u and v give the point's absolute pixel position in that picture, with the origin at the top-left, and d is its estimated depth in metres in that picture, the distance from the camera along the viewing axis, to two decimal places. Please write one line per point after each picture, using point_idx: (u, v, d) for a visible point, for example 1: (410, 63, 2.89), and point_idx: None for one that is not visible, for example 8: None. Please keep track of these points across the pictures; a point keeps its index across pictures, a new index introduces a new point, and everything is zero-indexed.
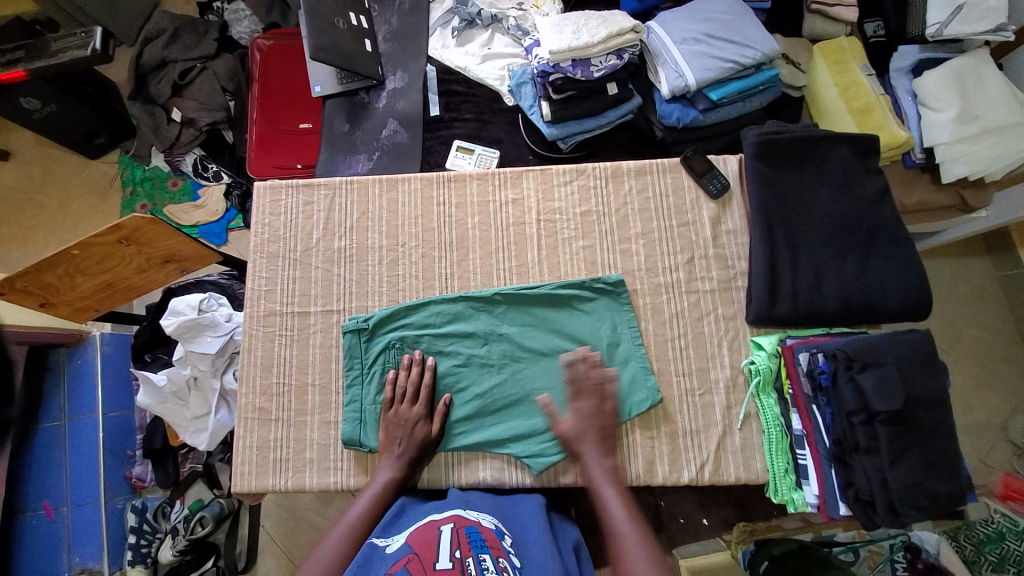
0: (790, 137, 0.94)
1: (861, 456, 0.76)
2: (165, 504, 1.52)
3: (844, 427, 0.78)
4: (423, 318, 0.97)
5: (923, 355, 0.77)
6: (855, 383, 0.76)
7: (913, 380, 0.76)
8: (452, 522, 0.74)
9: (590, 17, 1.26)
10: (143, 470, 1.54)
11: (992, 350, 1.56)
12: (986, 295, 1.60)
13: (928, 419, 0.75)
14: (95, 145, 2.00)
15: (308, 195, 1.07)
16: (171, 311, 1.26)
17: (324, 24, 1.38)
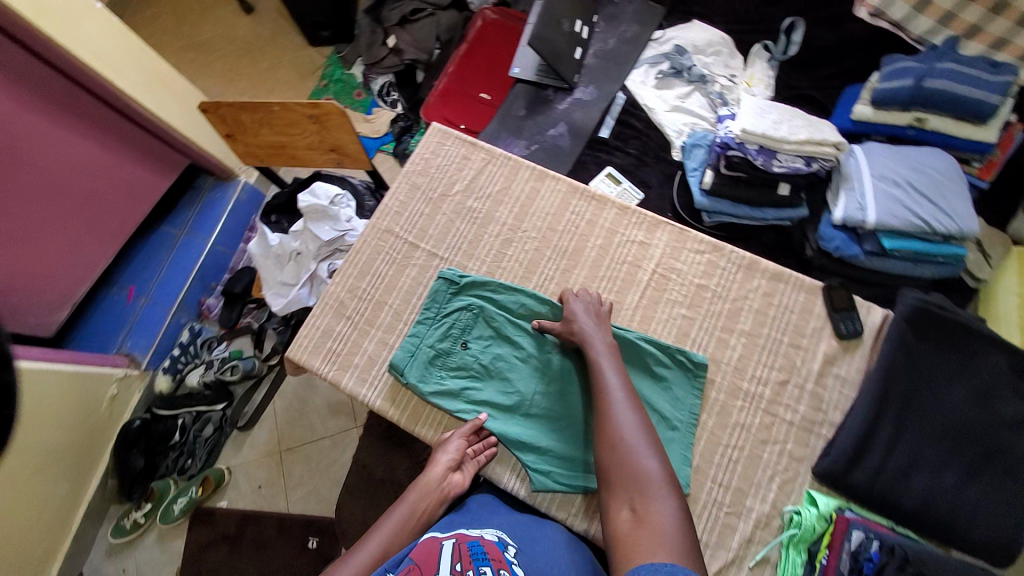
0: (948, 321, 0.87)
1: None
2: (214, 339, 1.67)
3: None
4: (508, 299, 1.01)
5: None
6: None
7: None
8: (454, 538, 0.73)
9: (797, 116, 1.25)
10: (214, 303, 1.71)
11: None
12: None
13: None
14: (320, 37, 2.32)
15: (468, 152, 1.16)
16: (310, 192, 1.43)
17: (552, 19, 1.50)
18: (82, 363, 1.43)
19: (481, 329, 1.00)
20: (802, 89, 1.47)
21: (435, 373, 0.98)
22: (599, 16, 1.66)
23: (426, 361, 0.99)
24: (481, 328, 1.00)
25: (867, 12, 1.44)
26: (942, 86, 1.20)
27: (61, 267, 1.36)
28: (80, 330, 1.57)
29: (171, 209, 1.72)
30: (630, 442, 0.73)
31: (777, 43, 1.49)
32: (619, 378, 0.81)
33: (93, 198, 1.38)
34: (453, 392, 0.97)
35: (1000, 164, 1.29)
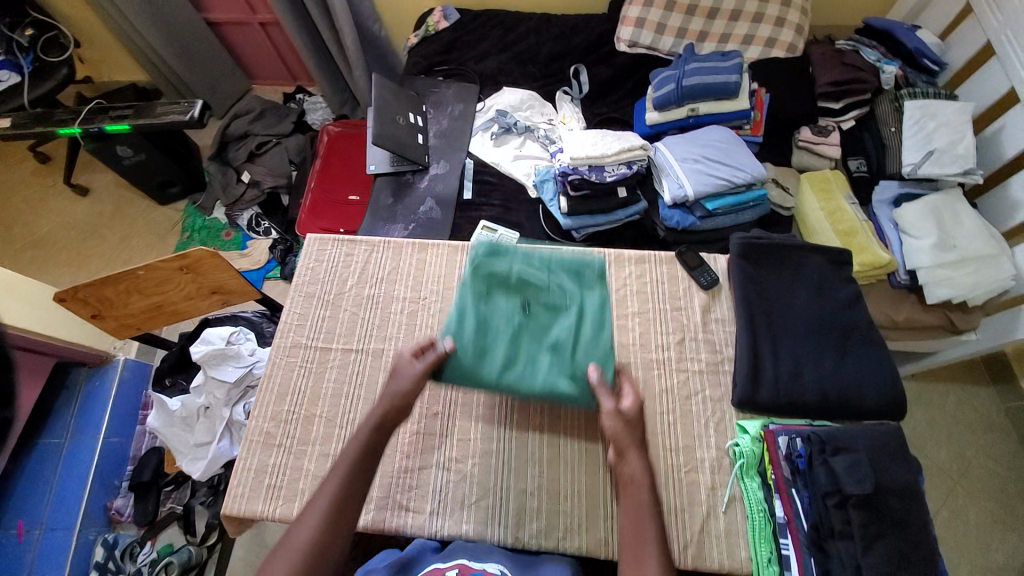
0: (771, 243, 1.09)
1: (837, 541, 0.81)
2: (135, 544, 1.44)
3: (820, 510, 0.83)
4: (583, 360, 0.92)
5: (889, 448, 0.85)
6: (828, 466, 0.83)
7: (885, 468, 0.83)
8: (456, 568, 0.79)
9: (608, 134, 1.52)
10: (125, 503, 1.51)
11: (971, 474, 1.64)
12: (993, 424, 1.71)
13: (899, 508, 0.81)
14: (170, 194, 2.31)
15: (349, 248, 1.23)
16: (202, 340, 1.38)
17: (386, 118, 1.68)
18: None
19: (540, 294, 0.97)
20: (605, 114, 1.80)
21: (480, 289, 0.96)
22: (427, 105, 1.88)
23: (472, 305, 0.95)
24: (536, 317, 0.96)
25: (626, 45, 1.81)
26: (695, 82, 1.55)
27: None
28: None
29: (45, 418, 1.50)
30: None
31: (573, 87, 1.82)
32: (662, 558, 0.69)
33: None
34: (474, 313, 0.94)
35: (762, 119, 1.65)
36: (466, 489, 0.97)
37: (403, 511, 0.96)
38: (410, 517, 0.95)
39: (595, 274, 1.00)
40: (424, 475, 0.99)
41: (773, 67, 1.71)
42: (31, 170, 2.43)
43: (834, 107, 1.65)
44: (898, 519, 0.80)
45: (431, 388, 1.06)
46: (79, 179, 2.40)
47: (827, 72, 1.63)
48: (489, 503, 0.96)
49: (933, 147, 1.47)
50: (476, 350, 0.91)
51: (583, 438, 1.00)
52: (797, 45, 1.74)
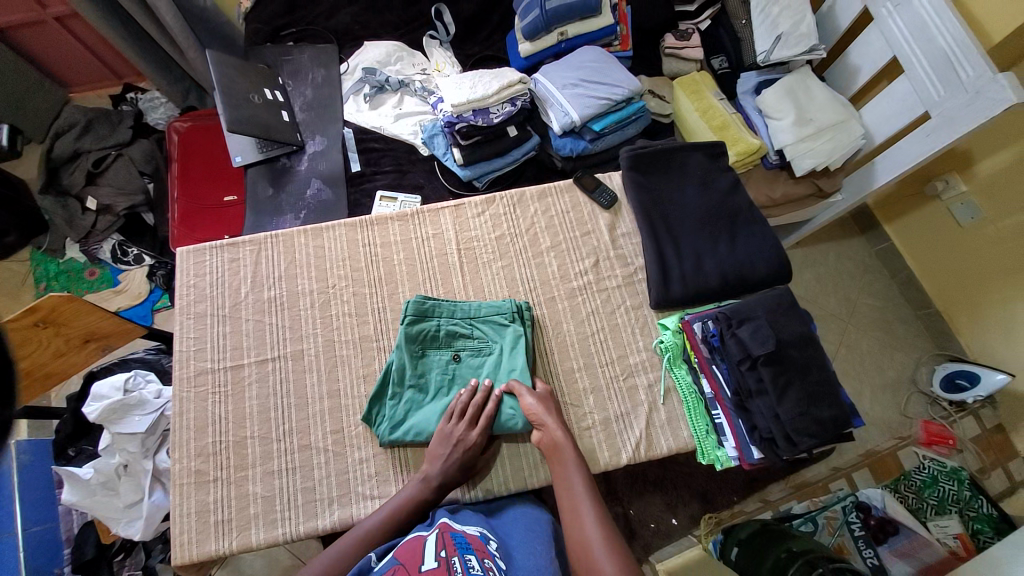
0: (655, 149, 1.14)
1: (756, 399, 0.91)
2: None
3: (738, 377, 0.94)
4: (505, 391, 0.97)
5: (782, 309, 0.95)
6: (737, 337, 0.93)
7: (784, 326, 0.94)
8: (437, 530, 0.80)
9: (483, 73, 1.46)
10: None
11: (863, 313, 2.00)
12: (868, 268, 2.07)
13: (798, 354, 0.92)
14: (5, 245, 1.92)
15: (233, 253, 1.10)
16: (93, 397, 1.21)
17: (239, 100, 1.48)
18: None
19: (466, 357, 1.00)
20: (478, 53, 1.73)
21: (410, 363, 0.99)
22: (283, 76, 1.68)
23: (407, 372, 0.97)
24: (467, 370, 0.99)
25: None
26: (558, 3, 1.50)
27: None
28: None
29: None
30: (597, 546, 0.77)
31: (438, 30, 1.71)
32: (596, 520, 0.80)
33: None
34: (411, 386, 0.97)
35: (629, 33, 1.66)
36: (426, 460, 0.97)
37: (366, 501, 0.94)
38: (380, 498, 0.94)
39: (510, 315, 1.02)
40: (377, 461, 0.96)
41: None
42: None
43: (689, 9, 1.75)
44: (800, 365, 0.92)
45: (364, 374, 1.01)
46: None
47: None
48: None
49: (779, 32, 1.56)
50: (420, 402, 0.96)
51: None
52: None
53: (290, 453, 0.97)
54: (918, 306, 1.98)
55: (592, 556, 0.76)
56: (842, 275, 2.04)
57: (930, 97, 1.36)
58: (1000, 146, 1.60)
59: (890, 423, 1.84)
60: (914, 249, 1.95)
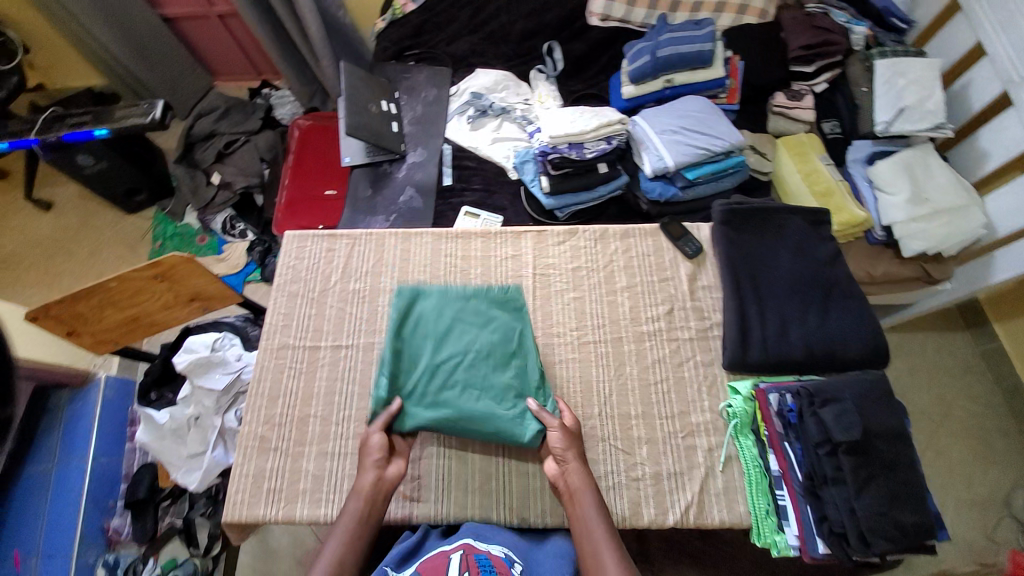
0: (751, 207, 1.11)
1: (830, 487, 0.84)
2: (138, 562, 1.43)
3: (813, 459, 0.86)
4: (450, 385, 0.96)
5: (872, 396, 0.87)
6: (818, 417, 0.86)
7: (873, 415, 0.86)
8: (461, 549, 0.83)
9: (584, 110, 1.50)
10: (122, 522, 1.48)
11: (958, 414, 1.77)
12: (970, 368, 1.83)
13: (888, 450, 0.84)
14: (137, 202, 2.26)
15: (331, 243, 1.20)
16: (185, 349, 1.38)
17: (359, 108, 1.63)
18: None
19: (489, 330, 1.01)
20: (581, 90, 1.78)
21: (536, 364, 1.00)
22: (399, 91, 1.83)
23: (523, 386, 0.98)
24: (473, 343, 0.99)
25: (599, 18, 1.81)
26: (669, 52, 1.53)
27: None
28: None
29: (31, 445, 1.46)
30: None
31: (547, 65, 1.80)
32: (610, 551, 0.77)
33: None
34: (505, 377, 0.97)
35: (738, 88, 1.65)
36: (468, 474, 0.98)
37: (402, 502, 0.96)
38: (417, 503, 0.96)
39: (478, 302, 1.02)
40: (423, 466, 0.98)
41: (743, 34, 1.71)
42: None
43: (806, 71, 1.67)
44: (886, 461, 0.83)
45: None
46: (43, 192, 2.34)
47: (797, 36, 1.66)
48: (492, 487, 0.97)
49: (904, 104, 1.49)
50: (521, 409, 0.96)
51: (579, 415, 1.00)
52: (768, 10, 1.76)
53: (345, 438, 1.02)
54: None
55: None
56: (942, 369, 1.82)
57: None
58: None
59: (970, 543, 1.60)
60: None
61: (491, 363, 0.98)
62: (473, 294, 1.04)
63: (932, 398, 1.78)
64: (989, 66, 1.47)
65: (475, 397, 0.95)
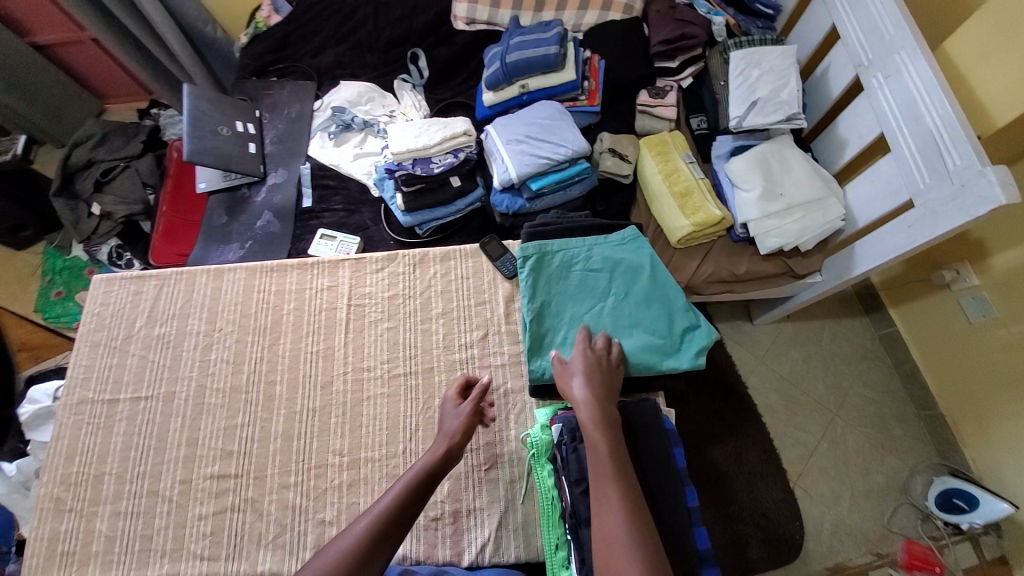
0: (553, 228, 1.04)
1: (582, 529, 0.79)
2: None
3: (573, 498, 0.81)
4: (588, 316, 0.95)
5: (642, 423, 0.85)
6: (577, 453, 0.82)
7: (637, 444, 0.83)
8: None
9: (433, 122, 1.45)
10: None
11: (858, 398, 1.74)
12: (868, 354, 1.80)
13: (657, 479, 0.81)
14: (21, 237, 2.18)
15: (138, 286, 1.13)
16: (28, 400, 1.37)
17: (204, 132, 1.56)
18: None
19: (627, 269, 0.98)
20: (449, 98, 1.72)
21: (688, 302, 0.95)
22: (262, 109, 1.76)
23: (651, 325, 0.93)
24: (634, 290, 0.97)
25: (464, 22, 1.74)
26: (517, 58, 1.49)
27: None
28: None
29: None
30: (624, 537, 0.66)
31: (412, 73, 1.74)
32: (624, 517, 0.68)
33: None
34: (682, 295, 0.96)
35: (598, 88, 1.60)
36: (263, 528, 0.92)
37: (194, 562, 0.91)
38: (204, 565, 0.90)
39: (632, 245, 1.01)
40: (216, 521, 0.93)
41: (607, 30, 1.67)
42: None
43: (670, 66, 1.64)
44: (663, 491, 0.79)
45: (226, 427, 1.00)
46: None
47: (659, 30, 1.61)
48: (286, 540, 0.91)
49: (755, 97, 1.47)
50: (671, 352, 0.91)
51: (383, 457, 0.96)
52: (634, 5, 1.72)
53: (138, 496, 0.96)
54: (923, 405, 1.68)
55: (615, 545, 0.66)
56: (847, 356, 1.79)
57: (916, 183, 1.16)
58: (1020, 238, 1.33)
59: (867, 534, 1.58)
60: (924, 344, 1.66)
61: (641, 300, 0.95)
62: (595, 244, 1.01)
63: (837, 385, 1.76)
64: (844, 52, 1.41)
65: (648, 326, 0.92)
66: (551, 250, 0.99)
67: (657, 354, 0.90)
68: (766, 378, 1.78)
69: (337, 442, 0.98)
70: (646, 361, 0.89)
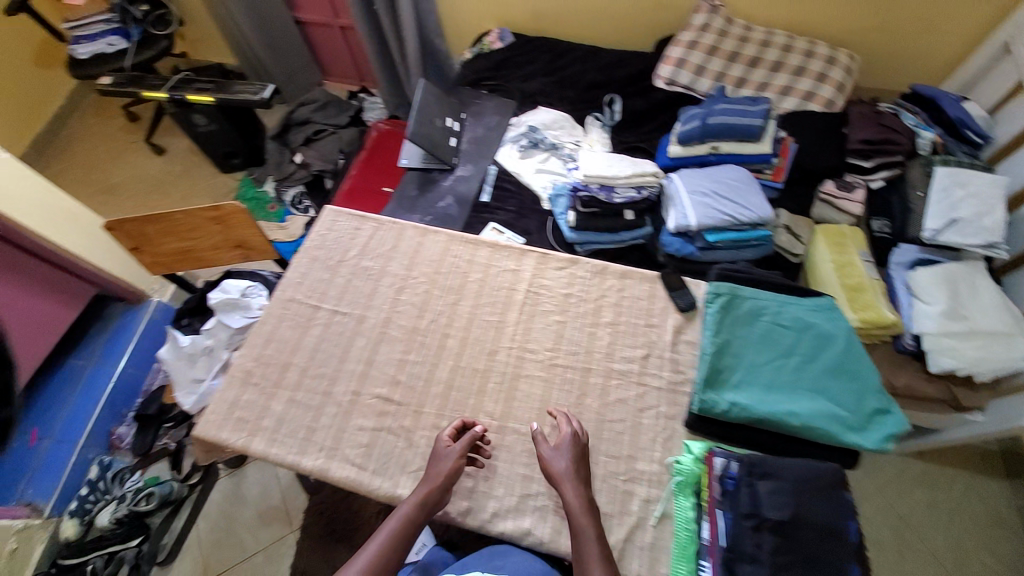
0: (749, 277, 1.10)
1: (747, 566, 0.78)
2: (126, 471, 1.78)
3: (737, 531, 0.81)
4: (770, 368, 0.97)
5: (821, 482, 0.81)
6: (753, 488, 0.81)
7: (812, 504, 0.79)
8: None
9: (624, 158, 1.57)
10: (125, 432, 1.89)
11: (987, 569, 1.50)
12: (1006, 522, 1.56)
13: (822, 544, 0.77)
14: (231, 164, 2.61)
15: (360, 223, 1.33)
16: (221, 289, 1.54)
17: (425, 119, 1.83)
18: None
19: (819, 335, 1.00)
20: (632, 142, 1.86)
21: (881, 385, 0.95)
22: (466, 113, 2.01)
23: (836, 396, 0.94)
24: (823, 356, 0.98)
25: (664, 82, 1.87)
26: (720, 122, 1.58)
27: None
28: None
29: (77, 344, 1.94)
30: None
31: (604, 114, 1.92)
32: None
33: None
34: (876, 376, 0.96)
35: (786, 167, 1.65)
36: (410, 457, 1.00)
37: (345, 465, 1.00)
38: (352, 471, 1.00)
39: (826, 313, 1.03)
40: (373, 434, 1.03)
41: (805, 118, 1.73)
42: (121, 127, 2.88)
43: (863, 165, 1.65)
44: (827, 558, 0.77)
45: (400, 359, 1.12)
46: (160, 137, 2.81)
47: (861, 130, 1.65)
48: (426, 475, 0.99)
49: (958, 215, 1.43)
50: (855, 429, 0.91)
51: (528, 434, 1.01)
52: (837, 102, 1.77)
53: (314, 393, 1.09)
54: None
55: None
56: (980, 518, 1.56)
57: None
58: None
59: None
60: None
61: (829, 368, 0.96)
62: (787, 302, 1.04)
63: (958, 539, 1.53)
64: None
65: (832, 396, 0.94)
66: (742, 295, 1.03)
67: (840, 426, 0.91)
68: (877, 509, 1.60)
69: (490, 406, 1.05)
70: (826, 429, 0.90)
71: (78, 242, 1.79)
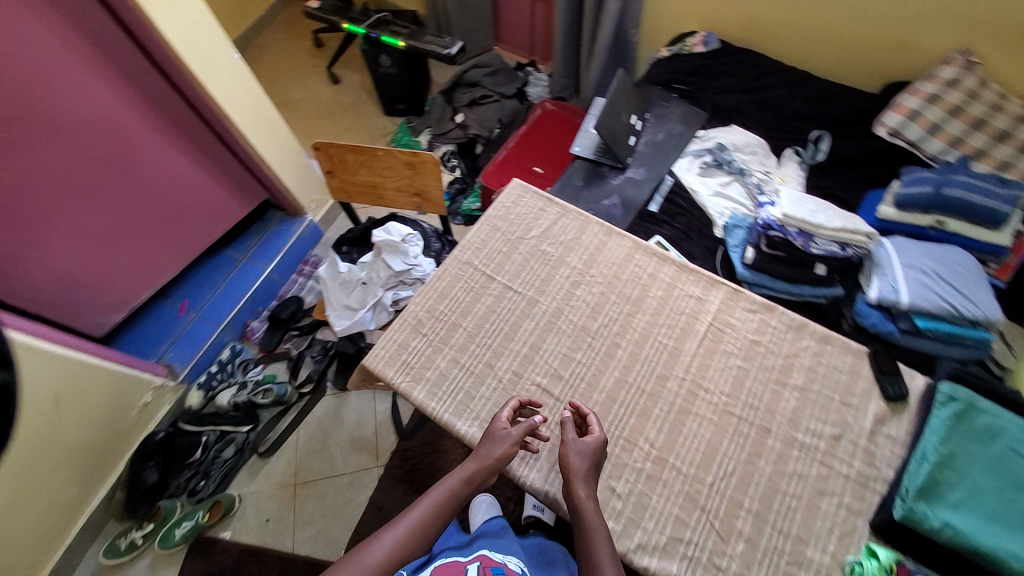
0: (988, 387, 1.01)
1: None
2: (251, 362, 1.97)
3: None
4: (1003, 499, 0.85)
5: None
6: None
7: None
8: (478, 562, 0.95)
9: (831, 208, 1.43)
10: (256, 327, 2.05)
11: None
12: None
13: None
14: (394, 109, 2.70)
15: (545, 206, 1.32)
16: (385, 230, 1.60)
17: (613, 111, 1.75)
18: (106, 357, 1.58)
19: None
20: (828, 188, 1.68)
21: None
22: (650, 114, 1.92)
23: None
24: None
25: (886, 131, 1.63)
26: (960, 195, 1.36)
27: (135, 277, 1.68)
28: (131, 334, 1.85)
29: (237, 237, 2.12)
30: None
31: (807, 150, 1.75)
32: None
33: (178, 212, 1.73)
34: None
35: (1014, 267, 1.42)
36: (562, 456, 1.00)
37: None
38: None
39: None
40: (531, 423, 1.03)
41: None
42: (306, 50, 3.09)
43: None
44: None
45: (566, 354, 1.10)
46: (337, 68, 2.98)
47: None
48: None
49: None
50: None
51: (689, 476, 0.95)
52: None
53: (477, 361, 1.11)
54: None
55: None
56: None
57: None
58: None
59: None
60: None
61: None
62: None
63: None
64: None
65: None
66: (982, 408, 0.92)
67: None
68: None
69: (653, 433, 1.00)
70: None
71: (279, 161, 1.93)
